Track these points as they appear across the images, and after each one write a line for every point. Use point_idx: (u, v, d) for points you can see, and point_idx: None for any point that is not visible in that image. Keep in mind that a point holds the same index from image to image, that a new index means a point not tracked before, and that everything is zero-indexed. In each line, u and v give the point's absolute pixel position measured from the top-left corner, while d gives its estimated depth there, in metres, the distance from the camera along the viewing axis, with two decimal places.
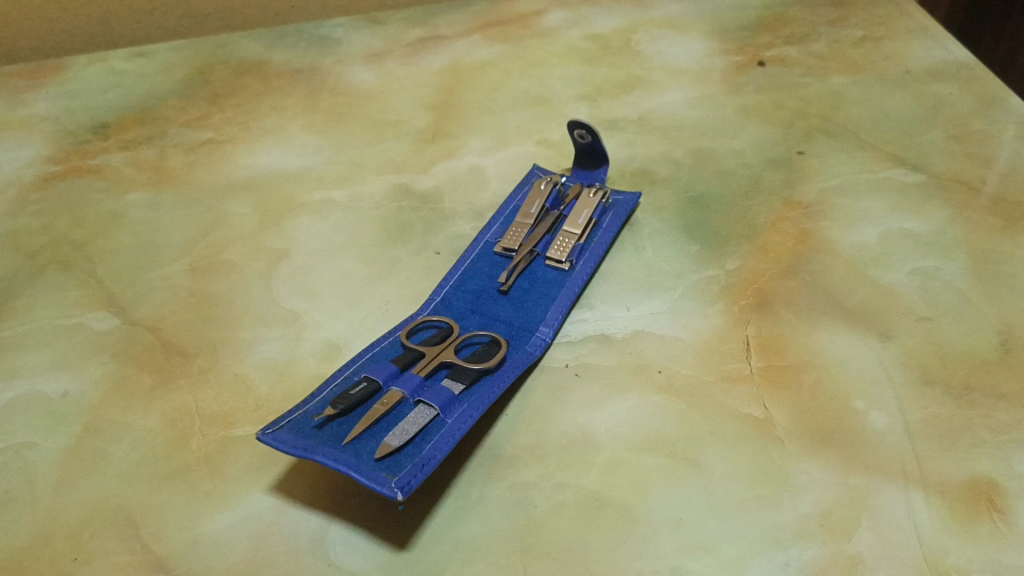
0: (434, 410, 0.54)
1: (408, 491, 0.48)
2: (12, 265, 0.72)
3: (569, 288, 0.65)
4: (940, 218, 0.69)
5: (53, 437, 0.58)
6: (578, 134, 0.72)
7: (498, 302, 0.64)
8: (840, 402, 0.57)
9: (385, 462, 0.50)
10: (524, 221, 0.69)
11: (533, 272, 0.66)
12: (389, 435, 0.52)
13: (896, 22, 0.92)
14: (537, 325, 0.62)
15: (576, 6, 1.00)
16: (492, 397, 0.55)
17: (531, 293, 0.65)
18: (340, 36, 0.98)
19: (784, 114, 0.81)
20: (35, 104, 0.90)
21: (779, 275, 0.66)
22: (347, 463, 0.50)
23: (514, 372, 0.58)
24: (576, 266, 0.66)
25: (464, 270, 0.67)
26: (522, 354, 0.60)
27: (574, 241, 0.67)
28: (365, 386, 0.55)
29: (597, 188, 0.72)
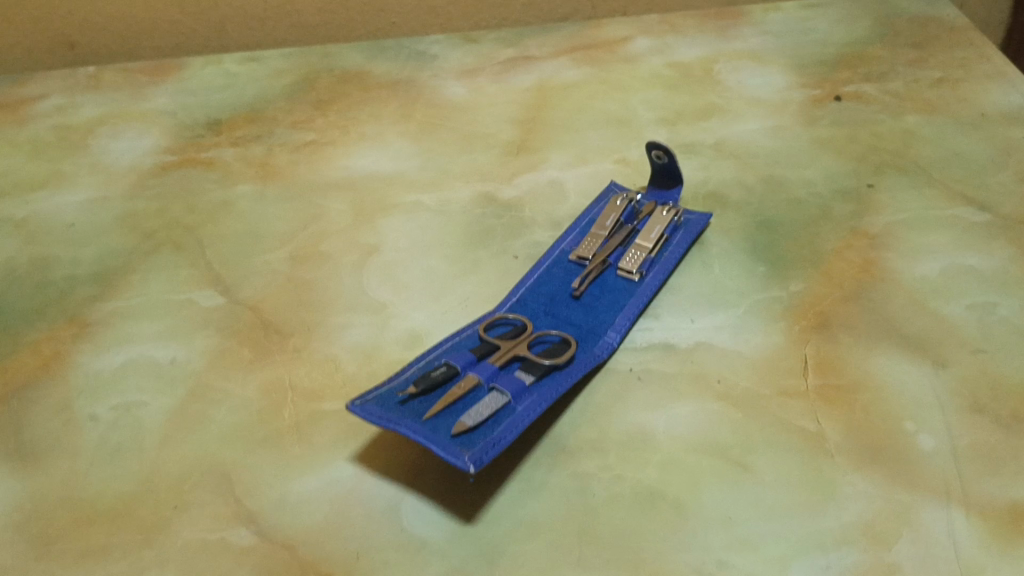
0: (507, 397, 0.59)
1: (480, 465, 0.53)
2: (131, 243, 0.79)
3: (637, 297, 0.69)
4: (1004, 257, 0.72)
5: (162, 397, 0.65)
6: (656, 155, 0.77)
7: (570, 306, 0.69)
8: (891, 422, 0.60)
9: (461, 439, 0.55)
10: (599, 233, 0.74)
11: (605, 281, 0.71)
12: (465, 414, 0.57)
13: (975, 66, 0.94)
14: (606, 330, 0.67)
15: (661, 35, 1.04)
16: (559, 391, 0.60)
17: (601, 299, 0.70)
18: (436, 52, 1.04)
19: (857, 148, 0.84)
20: (155, 99, 0.98)
21: (841, 299, 0.69)
22: (426, 436, 0.55)
23: (582, 370, 0.62)
24: (645, 277, 0.71)
25: (540, 274, 0.72)
26: (589, 354, 0.64)
27: (645, 254, 0.72)
28: (444, 369, 0.60)
29: (670, 207, 0.76)
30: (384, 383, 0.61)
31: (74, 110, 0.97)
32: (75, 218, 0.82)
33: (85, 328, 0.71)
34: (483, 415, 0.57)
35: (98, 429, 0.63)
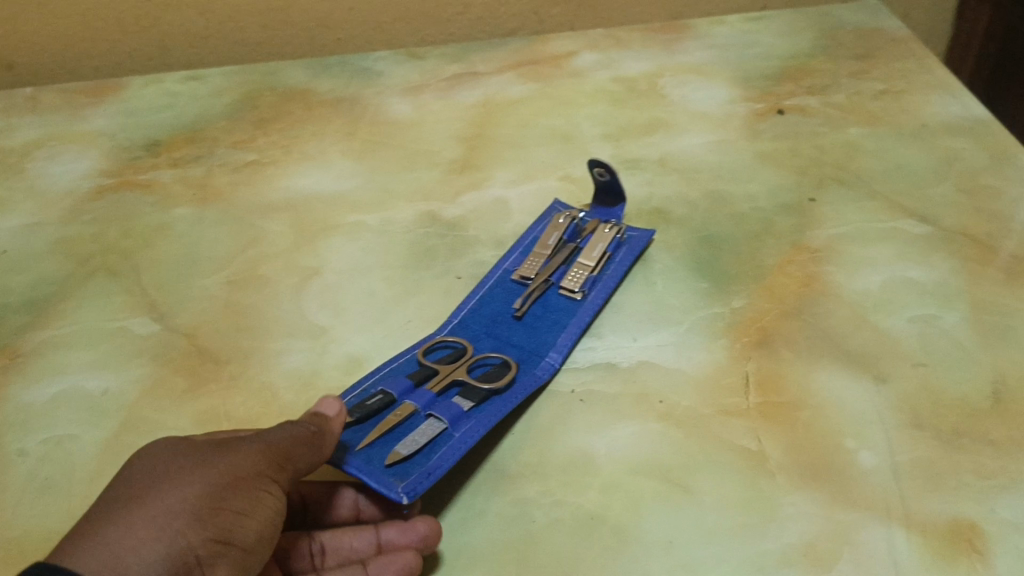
0: (443, 423, 0.58)
1: (415, 497, 0.53)
2: (64, 269, 0.77)
3: (580, 316, 0.68)
4: (944, 269, 0.72)
5: (92, 430, 0.63)
6: (598, 172, 0.76)
7: (513, 327, 0.69)
8: (832, 440, 0.60)
9: (396, 469, 0.55)
10: (542, 251, 0.74)
11: (548, 300, 0.71)
12: (400, 444, 0.56)
13: (916, 77, 0.95)
14: (548, 350, 0.66)
15: (606, 49, 1.04)
16: (499, 416, 0.59)
17: (544, 319, 0.69)
18: (381, 68, 1.03)
19: (799, 161, 0.84)
20: (94, 120, 0.96)
21: (783, 315, 0.69)
22: (358, 469, 0.54)
23: (522, 393, 0.62)
24: (589, 296, 0.70)
25: (483, 295, 0.71)
26: (531, 375, 0.64)
27: (587, 273, 0.71)
28: (380, 397, 0.59)
29: (613, 224, 0.76)
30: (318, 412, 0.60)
31: (9, 133, 0.94)
32: (7, 244, 0.80)
33: (15, 359, 0.69)
34: (418, 443, 0.56)
35: (25, 465, 0.61)
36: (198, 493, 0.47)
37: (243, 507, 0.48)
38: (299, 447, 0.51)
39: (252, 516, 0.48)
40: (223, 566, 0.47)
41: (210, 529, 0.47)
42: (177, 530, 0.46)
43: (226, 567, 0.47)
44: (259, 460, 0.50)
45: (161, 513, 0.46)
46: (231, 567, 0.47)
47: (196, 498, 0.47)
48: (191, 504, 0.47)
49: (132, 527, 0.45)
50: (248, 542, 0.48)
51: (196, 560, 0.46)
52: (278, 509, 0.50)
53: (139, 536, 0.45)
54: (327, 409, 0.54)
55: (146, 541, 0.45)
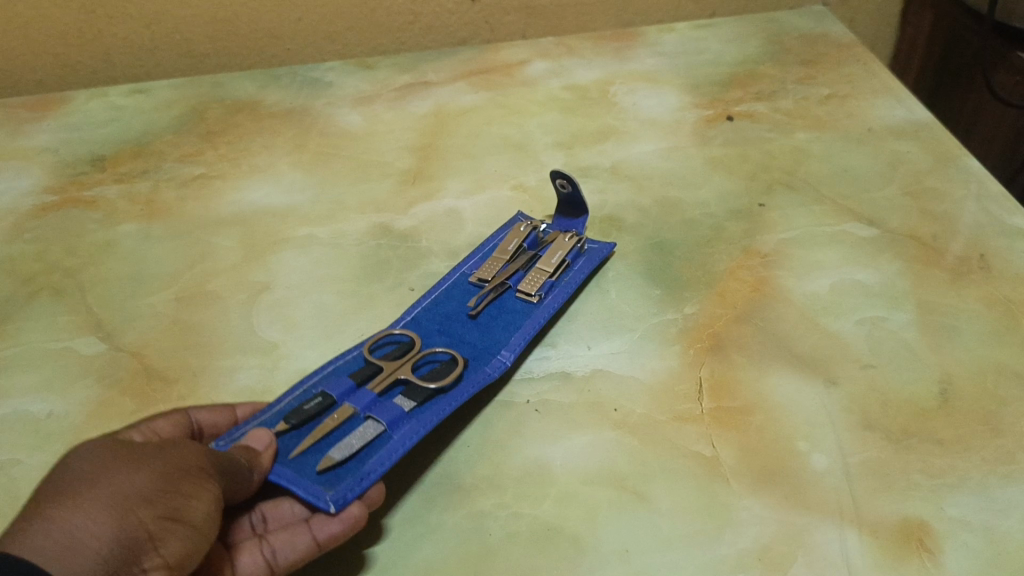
0: (382, 426, 0.57)
1: (341, 505, 0.52)
2: (6, 290, 0.75)
3: (535, 318, 0.67)
4: (891, 271, 0.73)
5: (36, 455, 0.61)
6: (560, 184, 0.76)
7: (466, 326, 0.68)
8: (784, 443, 0.60)
9: (328, 475, 0.54)
10: (501, 256, 0.73)
11: (504, 302, 0.69)
12: (334, 448, 0.55)
13: (862, 81, 0.97)
14: (500, 349, 0.65)
15: (558, 58, 1.04)
16: (440, 416, 0.58)
17: (498, 320, 0.68)
18: (331, 79, 1.02)
19: (749, 167, 0.85)
20: (36, 136, 0.94)
21: (734, 320, 0.69)
22: (288, 478, 0.53)
23: (467, 392, 0.61)
24: (545, 299, 0.69)
25: (438, 294, 0.70)
26: (479, 371, 0.63)
27: (545, 277, 0.70)
28: (319, 399, 0.59)
29: (574, 234, 0.75)
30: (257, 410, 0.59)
31: None
32: None
33: None
34: (353, 446, 0.55)
35: None
36: (146, 478, 0.47)
37: (190, 490, 0.48)
38: (231, 458, 0.52)
39: (199, 499, 0.48)
40: (174, 541, 0.46)
41: (156, 509, 0.46)
42: (128, 508, 0.46)
43: (176, 544, 0.46)
44: (202, 457, 0.50)
45: (110, 495, 0.46)
46: (180, 544, 0.47)
47: (139, 486, 0.47)
48: (140, 487, 0.47)
49: (81, 506, 0.45)
50: (198, 522, 0.48)
51: (146, 535, 0.45)
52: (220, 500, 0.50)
53: (91, 514, 0.45)
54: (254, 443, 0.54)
55: (99, 518, 0.45)
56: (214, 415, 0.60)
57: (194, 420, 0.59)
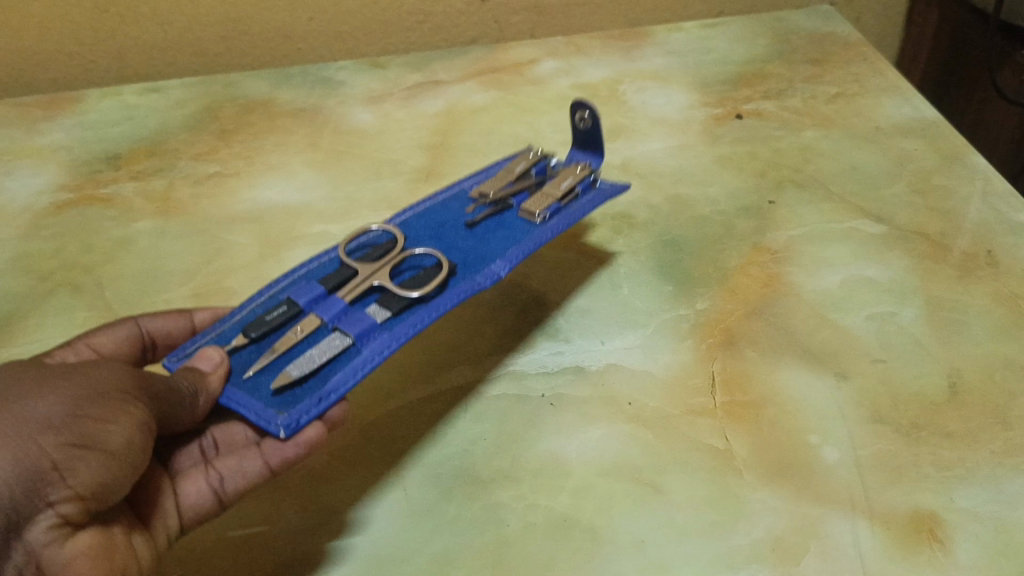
0: (349, 339, 0.54)
1: (292, 430, 0.49)
2: (25, 286, 0.76)
3: (535, 236, 0.63)
4: (900, 267, 0.74)
5: None
6: (580, 116, 0.72)
7: (461, 236, 0.64)
8: (796, 436, 0.61)
9: (284, 394, 0.51)
10: (507, 176, 0.70)
11: (505, 220, 0.66)
12: (292, 364, 0.52)
13: (869, 80, 0.97)
14: (492, 261, 0.61)
15: (567, 57, 1.05)
16: (416, 327, 0.54)
17: (495, 234, 0.64)
18: (342, 78, 1.03)
19: (757, 165, 0.86)
20: (51, 134, 0.95)
21: (746, 315, 0.70)
22: (240, 399, 0.51)
23: (448, 303, 0.57)
24: (550, 221, 0.64)
25: (436, 206, 0.68)
26: (468, 282, 0.59)
27: (552, 199, 0.65)
28: (285, 309, 0.56)
29: (585, 167, 0.70)
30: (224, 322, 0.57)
31: None
32: None
33: None
34: (315, 360, 0.52)
35: None
36: (56, 402, 0.45)
37: (106, 414, 0.46)
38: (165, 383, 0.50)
39: (116, 424, 0.46)
40: (85, 471, 0.44)
41: (66, 435, 0.44)
42: (32, 433, 0.43)
43: (88, 472, 0.44)
44: (125, 380, 0.48)
45: (15, 417, 0.43)
46: (93, 473, 0.45)
47: (50, 410, 0.44)
48: (46, 411, 0.44)
49: None
50: (115, 449, 0.46)
51: (52, 466, 0.43)
52: (147, 423, 0.48)
53: None
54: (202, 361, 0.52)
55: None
56: (168, 323, 0.62)
57: (145, 329, 0.61)
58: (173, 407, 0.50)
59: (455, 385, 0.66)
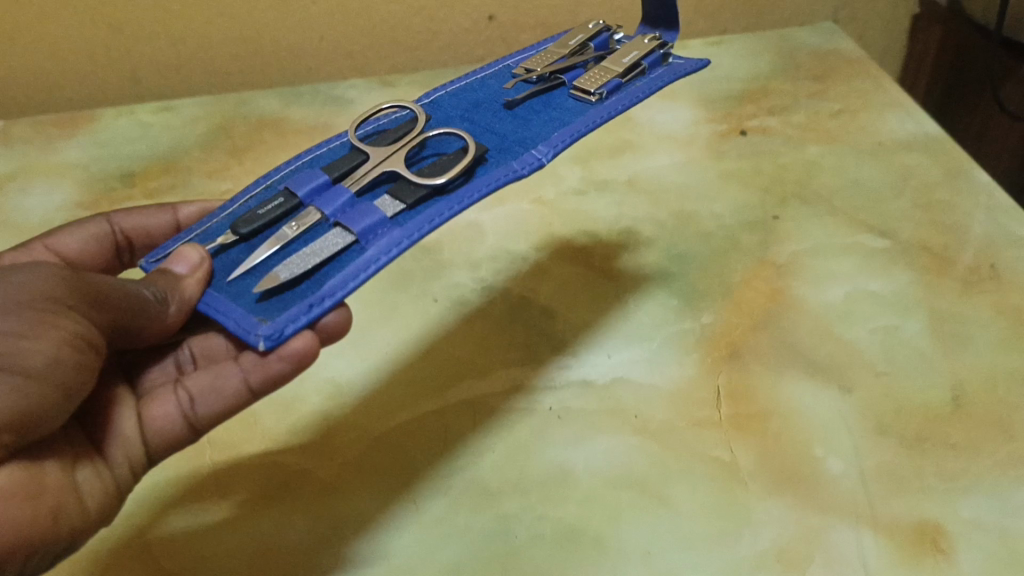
0: (352, 236, 0.51)
1: (272, 340, 0.47)
2: None
3: (587, 119, 0.59)
4: (903, 281, 0.75)
5: None
6: None
7: (502, 117, 0.62)
8: (801, 447, 0.62)
9: (272, 301, 0.50)
10: (558, 52, 0.67)
11: (556, 100, 0.63)
12: (283, 265, 0.50)
13: (872, 97, 0.99)
14: (536, 144, 0.58)
15: None
16: (430, 223, 0.52)
17: (542, 115, 0.61)
18: (352, 97, 1.05)
19: (762, 180, 0.87)
20: (67, 152, 0.96)
21: (751, 329, 0.71)
22: (218, 306, 0.50)
23: (471, 197, 0.53)
24: (607, 100, 0.60)
25: (473, 85, 0.67)
26: (500, 172, 0.55)
27: (612, 76, 0.61)
28: (283, 204, 0.55)
29: (654, 38, 0.65)
30: (215, 219, 0.58)
31: None
32: None
33: None
34: (308, 261, 0.50)
35: None
36: None
37: (27, 327, 0.42)
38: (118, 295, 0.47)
39: (40, 339, 0.42)
40: None
41: None
42: None
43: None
44: (59, 288, 0.45)
45: None
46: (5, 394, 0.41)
47: None
48: None
49: None
50: (36, 370, 0.42)
51: None
52: (83, 337, 0.45)
53: None
54: (180, 260, 0.52)
55: None
56: (140, 220, 0.68)
57: (117, 226, 0.67)
58: (125, 315, 0.47)
59: (464, 397, 0.67)
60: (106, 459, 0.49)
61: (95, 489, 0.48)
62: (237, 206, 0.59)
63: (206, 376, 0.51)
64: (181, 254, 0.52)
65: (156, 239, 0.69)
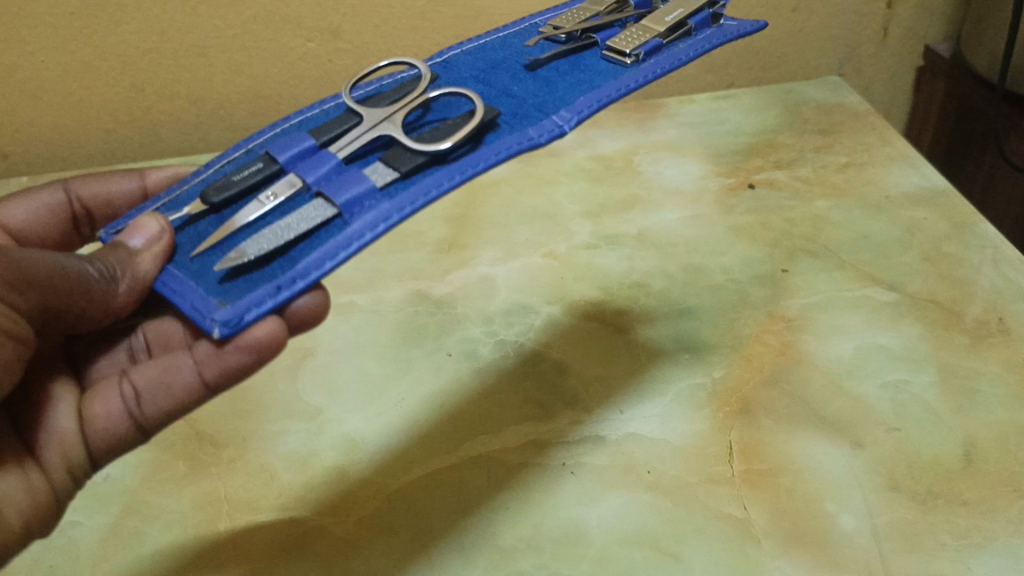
0: (333, 210, 0.51)
1: (229, 327, 0.47)
2: None
3: (623, 82, 0.59)
4: (913, 335, 0.75)
5: (94, 517, 0.64)
6: None
7: (524, 78, 0.62)
8: (813, 504, 0.62)
9: (237, 283, 0.50)
10: (594, 11, 0.68)
11: (588, 63, 0.63)
12: (255, 240, 0.50)
13: (878, 150, 1.00)
14: (560, 109, 0.58)
15: (583, 129, 1.08)
16: (423, 195, 0.51)
17: (569, 78, 0.62)
18: None
19: (770, 234, 0.88)
20: None
21: (761, 384, 0.72)
22: (176, 286, 0.51)
23: (467, 169, 0.53)
24: (643, 62, 0.61)
25: (496, 47, 0.67)
26: (514, 138, 0.55)
27: (652, 37, 0.62)
28: (261, 173, 0.56)
29: None
30: (187, 187, 0.61)
31: None
32: None
33: None
34: (282, 237, 0.50)
35: (28, 553, 0.62)
36: None
37: None
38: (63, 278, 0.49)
39: None
40: None
41: None
42: None
43: None
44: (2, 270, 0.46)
45: None
46: None
47: None
48: None
49: None
50: None
51: None
52: (6, 330, 0.46)
53: None
54: (138, 239, 0.53)
55: None
56: (95, 189, 0.71)
57: (74, 195, 0.70)
58: (65, 297, 0.49)
59: (477, 453, 0.67)
60: (39, 464, 0.53)
61: (21, 497, 0.52)
62: (211, 171, 0.61)
63: (152, 370, 0.53)
64: (140, 225, 0.54)
65: (115, 206, 0.71)
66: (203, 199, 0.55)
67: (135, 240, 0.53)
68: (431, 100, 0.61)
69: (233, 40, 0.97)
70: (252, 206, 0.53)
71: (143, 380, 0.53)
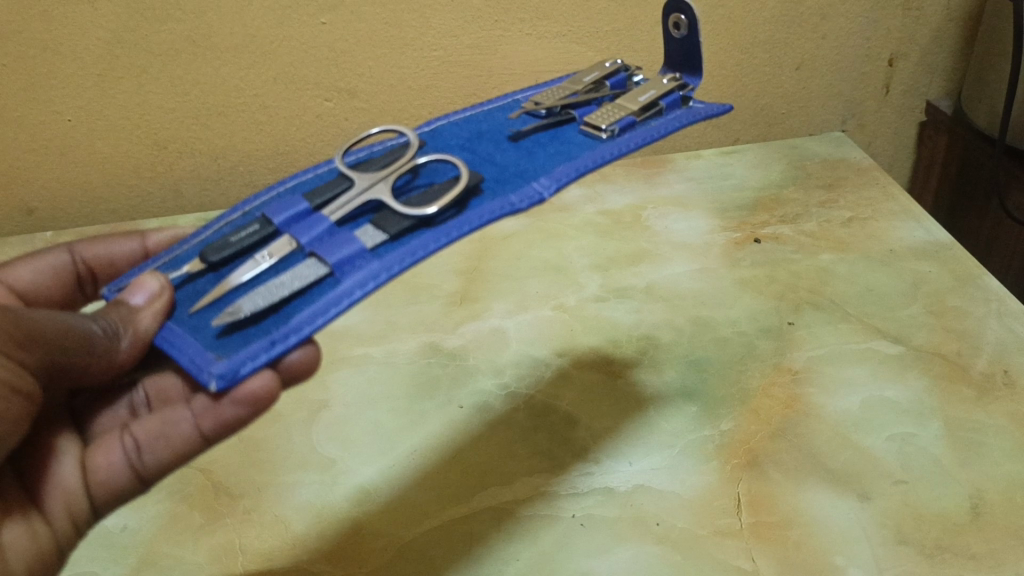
0: (326, 268, 0.53)
1: (225, 380, 0.49)
2: None
3: (596, 154, 0.62)
4: (918, 388, 0.76)
5: (112, 568, 0.65)
6: (674, 23, 0.70)
7: (506, 148, 0.65)
8: (821, 557, 0.63)
9: (233, 337, 0.52)
10: (573, 89, 0.71)
11: (566, 136, 0.66)
12: (253, 296, 0.51)
13: (882, 205, 1.02)
14: (538, 178, 0.60)
15: (592, 183, 1.11)
16: (410, 256, 0.53)
17: (549, 148, 0.64)
18: None
19: (776, 287, 0.90)
20: None
21: (769, 437, 0.73)
22: (174, 339, 0.53)
23: (451, 234, 0.55)
24: (617, 137, 0.63)
25: (480, 117, 0.70)
26: (496, 205, 0.57)
27: (626, 114, 0.65)
28: (258, 233, 0.58)
29: (676, 80, 0.69)
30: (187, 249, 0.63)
31: None
32: None
33: None
34: (278, 293, 0.51)
35: None
36: None
37: None
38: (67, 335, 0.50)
39: None
40: None
41: None
42: None
43: None
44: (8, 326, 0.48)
45: None
46: None
47: None
48: None
49: None
50: None
51: None
52: (11, 385, 0.48)
53: None
54: (140, 297, 0.54)
55: None
56: (98, 250, 0.72)
57: (79, 256, 0.71)
58: (69, 353, 0.50)
59: (489, 505, 0.68)
60: (43, 514, 0.54)
61: (24, 543, 0.52)
62: (210, 233, 0.63)
63: (153, 424, 0.55)
64: (141, 284, 0.55)
65: (118, 267, 0.73)
66: (202, 257, 0.57)
67: (136, 297, 0.55)
68: (419, 166, 0.63)
69: (253, 100, 1.01)
70: (249, 265, 0.55)
71: (144, 433, 0.55)
